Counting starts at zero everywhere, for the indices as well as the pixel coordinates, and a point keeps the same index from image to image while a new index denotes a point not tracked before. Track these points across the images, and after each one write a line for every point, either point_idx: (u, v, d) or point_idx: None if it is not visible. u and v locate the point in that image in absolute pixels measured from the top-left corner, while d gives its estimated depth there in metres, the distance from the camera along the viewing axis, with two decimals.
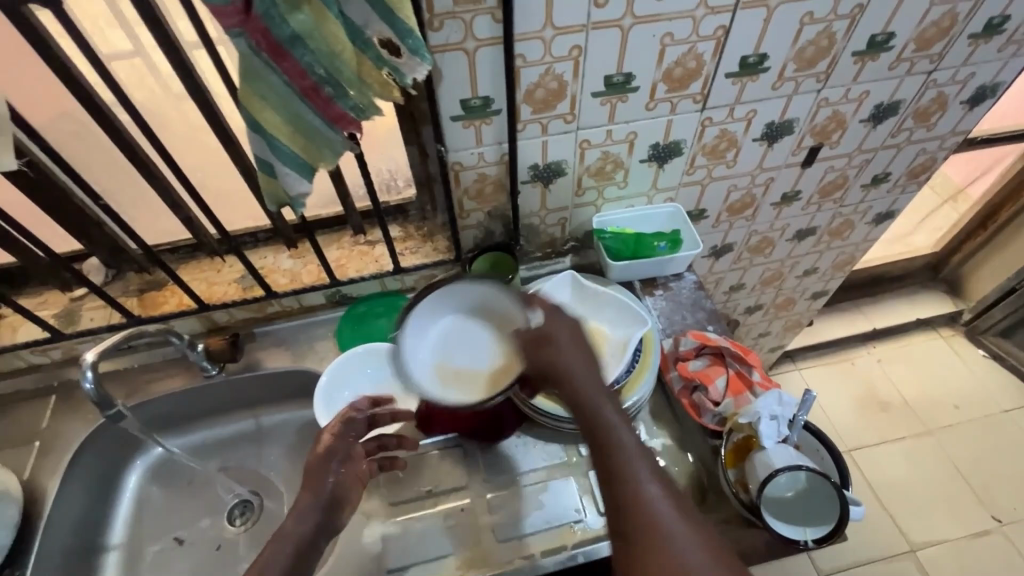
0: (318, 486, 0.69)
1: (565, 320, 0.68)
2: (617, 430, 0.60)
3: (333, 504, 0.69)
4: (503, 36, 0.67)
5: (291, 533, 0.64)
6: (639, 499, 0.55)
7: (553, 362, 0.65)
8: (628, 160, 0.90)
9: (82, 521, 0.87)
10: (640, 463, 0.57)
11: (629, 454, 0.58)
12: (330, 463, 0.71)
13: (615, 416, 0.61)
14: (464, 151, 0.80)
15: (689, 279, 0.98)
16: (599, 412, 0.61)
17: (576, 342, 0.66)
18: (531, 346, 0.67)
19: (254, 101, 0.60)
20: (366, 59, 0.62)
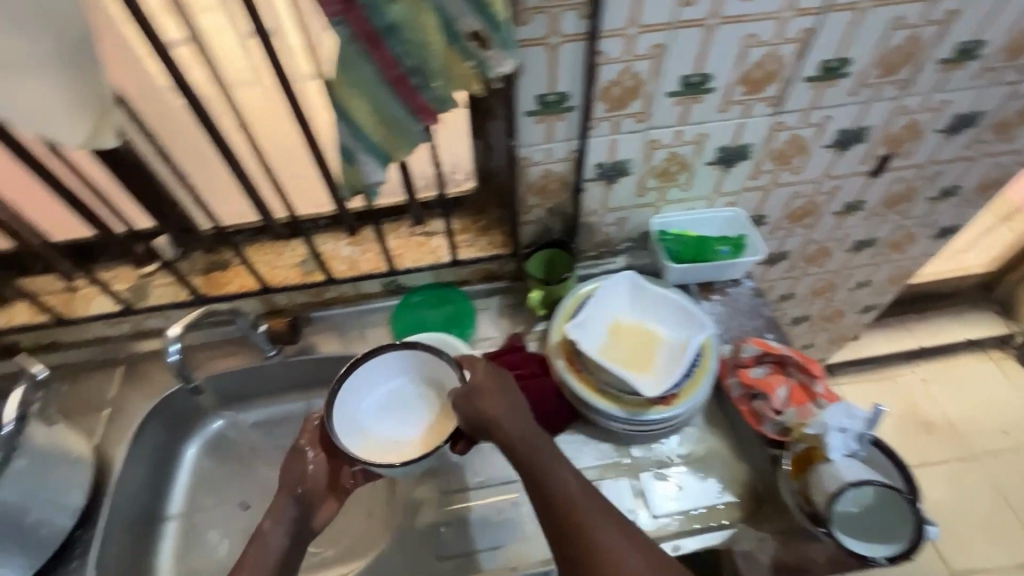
0: (296, 481, 0.72)
1: (490, 369, 0.71)
2: (552, 471, 0.65)
3: (307, 499, 0.72)
4: (588, 32, 0.67)
5: (268, 537, 0.69)
6: (581, 535, 0.61)
7: (483, 416, 0.67)
8: (695, 162, 0.89)
9: (144, 490, 0.90)
10: (579, 500, 0.63)
11: (569, 496, 0.63)
12: (307, 457, 0.73)
13: (547, 456, 0.66)
14: (534, 147, 0.80)
15: (747, 285, 0.97)
16: (535, 460, 0.65)
17: (504, 389, 0.70)
18: (462, 400, 0.69)
19: (345, 88, 0.61)
20: (454, 51, 0.62)
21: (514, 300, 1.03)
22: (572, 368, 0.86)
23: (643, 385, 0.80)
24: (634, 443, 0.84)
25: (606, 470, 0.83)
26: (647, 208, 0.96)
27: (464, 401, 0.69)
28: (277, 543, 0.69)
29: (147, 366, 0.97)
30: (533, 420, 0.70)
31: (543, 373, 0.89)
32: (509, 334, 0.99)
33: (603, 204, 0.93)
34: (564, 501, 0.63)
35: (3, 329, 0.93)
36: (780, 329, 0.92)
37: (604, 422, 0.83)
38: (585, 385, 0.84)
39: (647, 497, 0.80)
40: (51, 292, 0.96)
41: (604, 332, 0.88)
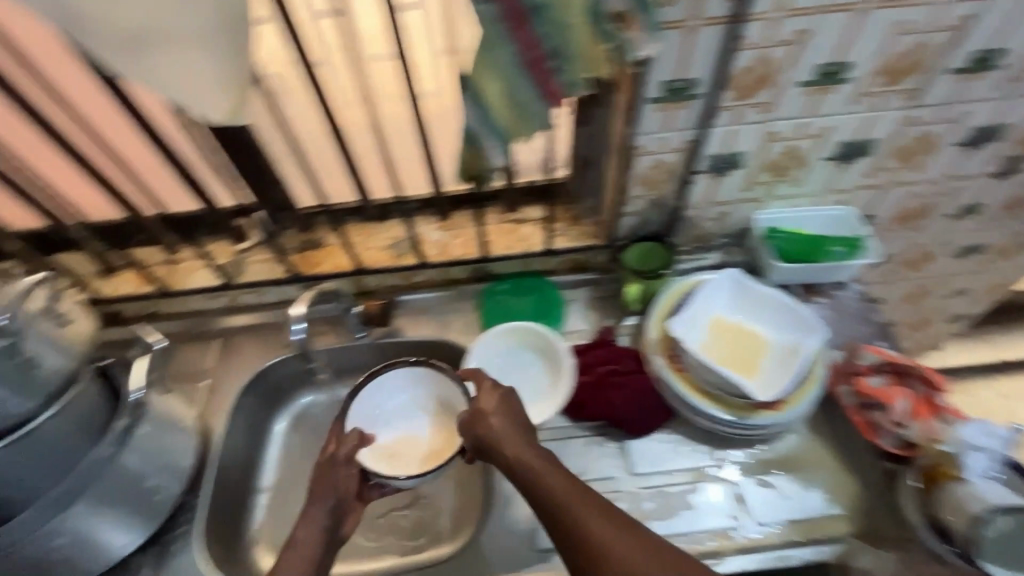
0: (331, 489, 0.74)
1: (494, 390, 0.75)
2: (552, 482, 0.65)
3: (338, 507, 0.74)
4: (733, 15, 0.63)
5: (304, 543, 0.69)
6: (588, 544, 0.59)
7: (487, 436, 0.71)
8: (813, 157, 0.84)
9: (239, 461, 0.92)
10: (582, 510, 0.62)
11: (572, 506, 0.62)
12: (341, 468, 0.76)
13: (547, 470, 0.66)
14: (650, 135, 0.77)
15: (854, 289, 0.92)
16: (536, 474, 0.66)
17: (506, 408, 0.73)
18: (467, 422, 0.74)
19: (482, 69, 0.60)
20: (595, 32, 0.59)
21: (601, 292, 1.01)
22: (675, 367, 0.83)
23: (752, 389, 0.77)
24: (734, 447, 0.82)
25: (707, 473, 0.80)
26: (752, 203, 0.92)
27: (470, 423, 0.73)
28: (313, 549, 0.69)
29: (242, 340, 0.99)
30: (531, 436, 0.71)
31: (637, 368, 0.86)
32: (597, 329, 0.97)
33: (708, 197, 0.89)
34: (565, 511, 0.62)
35: (110, 298, 0.97)
36: (893, 336, 0.88)
37: (705, 423, 0.81)
38: (687, 385, 0.82)
39: (749, 502, 0.77)
40: (154, 264, 0.99)
41: (705, 331, 0.85)
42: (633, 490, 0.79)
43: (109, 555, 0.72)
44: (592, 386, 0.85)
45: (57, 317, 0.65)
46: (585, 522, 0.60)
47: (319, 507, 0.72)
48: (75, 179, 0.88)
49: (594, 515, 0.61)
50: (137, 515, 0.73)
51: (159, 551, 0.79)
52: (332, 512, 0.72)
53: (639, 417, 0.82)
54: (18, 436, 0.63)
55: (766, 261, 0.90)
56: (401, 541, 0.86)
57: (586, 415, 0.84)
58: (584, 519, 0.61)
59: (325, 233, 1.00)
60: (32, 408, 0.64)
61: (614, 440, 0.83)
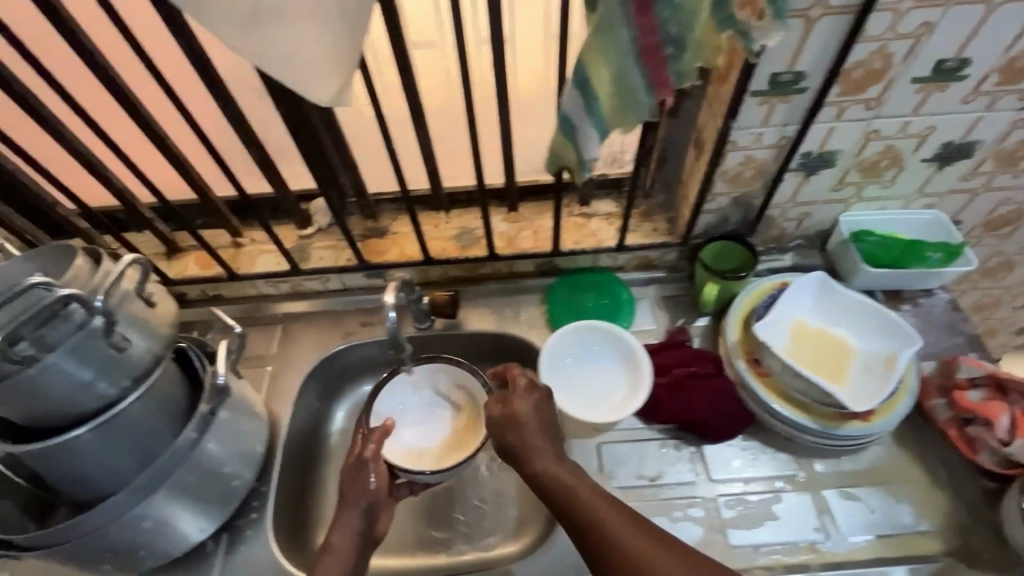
0: (361, 490, 0.74)
1: (529, 395, 0.73)
2: (578, 492, 0.65)
3: (372, 508, 0.74)
4: (859, 5, 0.60)
5: (341, 545, 0.70)
6: (617, 553, 0.59)
7: (514, 443, 0.70)
8: (910, 157, 0.80)
9: (302, 450, 0.91)
10: (610, 519, 0.62)
11: (600, 516, 0.62)
12: (371, 468, 0.75)
13: (573, 479, 0.66)
14: (746, 130, 0.74)
15: (942, 297, 0.88)
16: (563, 484, 0.66)
17: (536, 413, 0.72)
18: (502, 426, 0.72)
19: (594, 56, 0.58)
20: (715, 19, 0.56)
21: (671, 291, 0.97)
22: (755, 371, 0.81)
23: (846, 399, 0.74)
24: (817, 457, 0.79)
25: (788, 482, 0.77)
26: (838, 204, 0.88)
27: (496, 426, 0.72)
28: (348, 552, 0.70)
29: (304, 327, 0.98)
30: (558, 447, 0.71)
31: (717, 372, 0.84)
32: (668, 329, 0.93)
33: (794, 196, 0.86)
34: (593, 520, 0.62)
35: (176, 280, 0.96)
36: (986, 348, 0.84)
37: (788, 430, 0.78)
38: (771, 391, 0.79)
39: (836, 515, 0.74)
40: (219, 247, 0.98)
41: (790, 335, 0.82)
42: (712, 496, 0.77)
43: (184, 540, 0.72)
44: (667, 388, 0.83)
45: (147, 298, 0.65)
46: (613, 531, 0.61)
47: (353, 509, 0.73)
48: (159, 163, 0.94)
49: (622, 526, 0.61)
50: (211, 500, 0.72)
51: (230, 535, 0.79)
52: (365, 515, 0.72)
53: (718, 422, 0.79)
54: (108, 417, 0.62)
55: (849, 267, 0.88)
56: (468, 535, 0.85)
57: (662, 417, 0.81)
58: (612, 528, 0.61)
59: (389, 220, 0.99)
60: (121, 389, 0.64)
61: (692, 445, 0.81)
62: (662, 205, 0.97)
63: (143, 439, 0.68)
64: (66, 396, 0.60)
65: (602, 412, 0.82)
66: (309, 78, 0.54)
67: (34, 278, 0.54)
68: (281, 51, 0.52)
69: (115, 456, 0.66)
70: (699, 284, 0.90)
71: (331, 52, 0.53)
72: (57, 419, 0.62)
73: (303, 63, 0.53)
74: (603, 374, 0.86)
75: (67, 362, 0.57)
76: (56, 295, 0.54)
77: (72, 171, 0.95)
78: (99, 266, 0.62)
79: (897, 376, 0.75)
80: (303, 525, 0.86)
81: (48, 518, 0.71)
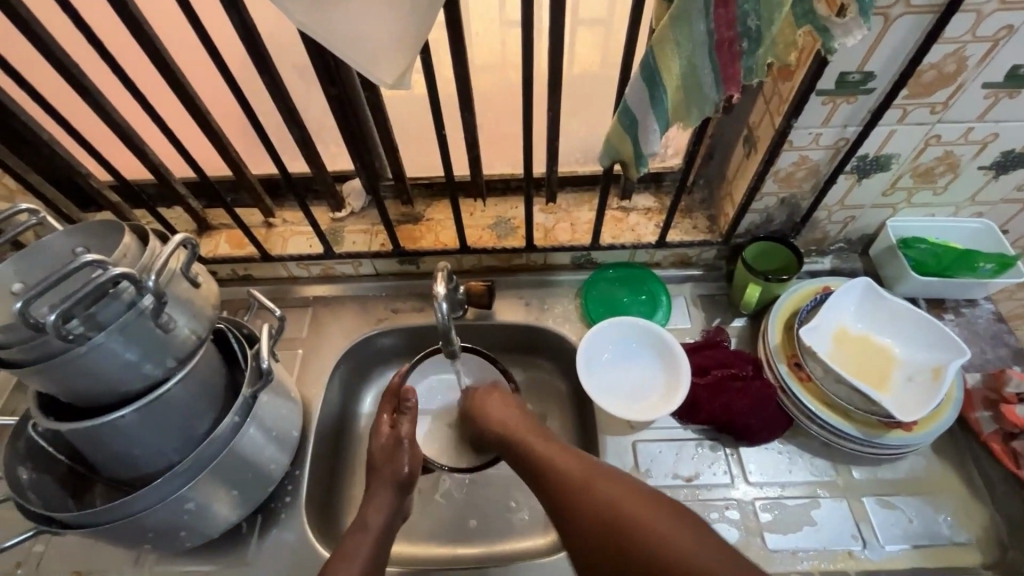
0: (396, 471, 0.73)
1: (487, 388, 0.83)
2: (540, 448, 0.70)
3: (406, 488, 0.74)
4: (942, 5, 0.58)
5: (375, 524, 0.70)
6: (564, 485, 0.63)
7: (491, 424, 0.77)
8: (967, 165, 0.78)
9: (332, 434, 0.90)
10: (563, 463, 0.66)
11: (556, 462, 0.66)
12: (406, 452, 0.74)
13: (538, 441, 0.71)
14: (805, 130, 0.73)
15: (987, 307, 0.88)
16: (532, 443, 0.71)
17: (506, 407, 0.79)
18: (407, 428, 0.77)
19: (667, 47, 0.56)
20: (793, 14, 0.54)
21: (707, 290, 0.96)
22: (796, 376, 0.80)
23: (891, 408, 0.73)
24: (854, 464, 0.79)
25: (825, 488, 0.77)
26: (886, 208, 0.86)
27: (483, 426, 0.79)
28: (379, 532, 0.70)
29: (334, 311, 0.97)
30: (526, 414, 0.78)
31: (756, 375, 0.83)
32: (704, 328, 0.92)
33: (842, 200, 0.84)
34: (548, 466, 0.66)
35: (208, 258, 0.94)
36: None
37: (827, 436, 0.78)
38: (813, 397, 0.79)
39: (873, 522, 0.74)
40: (252, 226, 0.97)
41: (831, 340, 0.82)
42: (749, 499, 0.76)
43: (220, 522, 0.73)
44: (706, 389, 0.82)
45: (192, 279, 0.63)
46: (566, 471, 0.64)
47: (387, 492, 0.72)
48: (202, 142, 0.95)
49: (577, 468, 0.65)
50: (243, 481, 0.73)
51: (264, 517, 0.79)
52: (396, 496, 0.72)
53: (756, 424, 0.79)
54: (154, 397, 0.62)
55: (894, 274, 0.88)
56: (500, 527, 0.85)
57: (700, 418, 0.81)
58: (566, 469, 0.65)
59: (423, 207, 0.98)
60: (167, 369, 0.63)
61: (728, 446, 0.80)
62: (702, 202, 0.95)
63: (186, 420, 0.67)
64: (113, 375, 0.59)
65: (641, 408, 0.81)
66: (374, 61, 0.52)
67: (86, 255, 0.53)
68: (349, 33, 0.50)
69: (158, 436, 0.66)
70: (740, 284, 0.88)
71: (399, 32, 0.51)
72: (99, 399, 0.61)
73: (370, 45, 0.51)
74: (642, 373, 0.85)
75: (116, 341, 0.57)
76: (109, 273, 0.53)
77: (104, 139, 0.94)
78: (147, 245, 0.61)
79: (944, 387, 0.74)
80: (334, 510, 0.86)
81: (87, 494, 0.71)
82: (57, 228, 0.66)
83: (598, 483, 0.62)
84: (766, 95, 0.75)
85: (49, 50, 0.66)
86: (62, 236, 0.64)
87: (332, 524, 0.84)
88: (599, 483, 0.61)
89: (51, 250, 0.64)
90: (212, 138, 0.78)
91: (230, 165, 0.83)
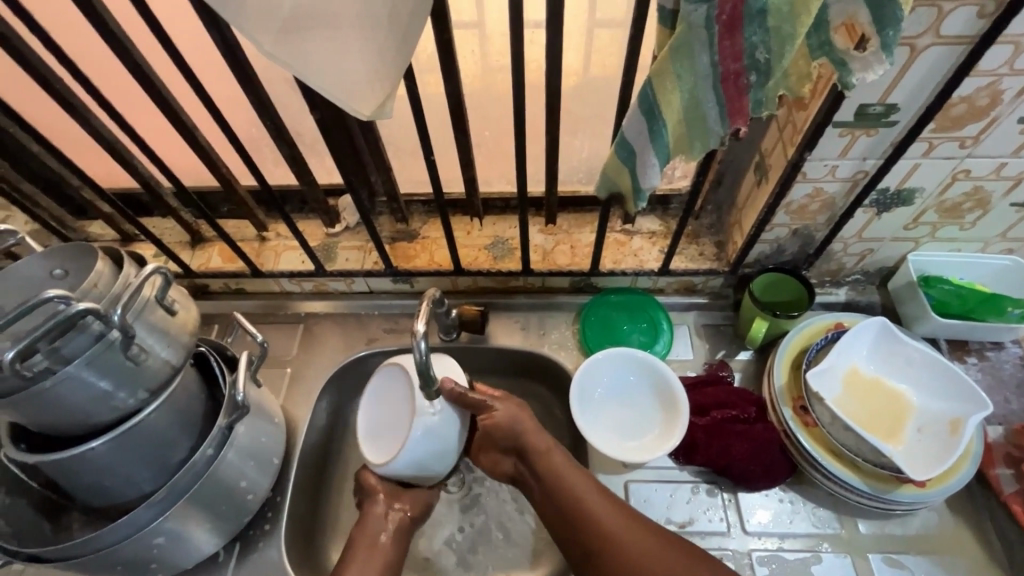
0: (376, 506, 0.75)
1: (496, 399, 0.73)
2: (575, 487, 0.67)
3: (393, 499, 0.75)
4: (977, 36, 0.53)
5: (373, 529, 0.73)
6: (595, 526, 0.64)
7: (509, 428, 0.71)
8: (998, 201, 0.72)
9: (319, 457, 0.88)
10: (608, 514, 0.65)
11: (600, 514, 0.65)
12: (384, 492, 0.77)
13: (580, 483, 0.67)
14: (820, 162, 0.67)
15: (1015, 351, 0.82)
16: (560, 474, 0.68)
17: (519, 420, 0.71)
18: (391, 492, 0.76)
19: (666, 79, 0.51)
20: (805, 46, 0.49)
21: (713, 320, 0.91)
22: (802, 422, 0.75)
23: (901, 463, 0.68)
24: (861, 517, 0.74)
25: (828, 542, 0.73)
26: (908, 242, 0.80)
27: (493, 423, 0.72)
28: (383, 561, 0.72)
29: (324, 329, 0.95)
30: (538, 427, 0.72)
31: (759, 418, 0.79)
32: (707, 362, 0.87)
33: (860, 232, 0.78)
34: (574, 496, 0.66)
35: (199, 273, 0.93)
36: None
37: (834, 487, 0.73)
38: (818, 444, 0.74)
39: None
40: (244, 240, 0.95)
41: (841, 383, 0.77)
42: (745, 551, 0.72)
43: (194, 552, 0.72)
44: (705, 430, 0.78)
45: (168, 306, 0.61)
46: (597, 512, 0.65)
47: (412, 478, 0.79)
48: (191, 166, 0.96)
49: (598, 499, 0.66)
50: (220, 510, 0.71)
51: (241, 545, 0.78)
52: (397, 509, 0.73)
53: (755, 470, 0.74)
54: (125, 428, 0.60)
55: (913, 312, 0.82)
56: (486, 563, 0.82)
57: (697, 460, 0.77)
58: (593, 508, 0.65)
59: (419, 223, 0.94)
60: (139, 400, 0.61)
61: (726, 491, 0.76)
62: (710, 227, 0.90)
63: (161, 451, 0.66)
64: (82, 408, 0.58)
65: (633, 449, 0.77)
66: (350, 92, 0.48)
67: (50, 289, 0.52)
68: (322, 62, 0.46)
69: (133, 465, 0.64)
70: (747, 318, 0.84)
71: (376, 63, 0.47)
72: (69, 430, 0.60)
73: (344, 74, 0.47)
74: (638, 411, 0.81)
75: (81, 375, 0.55)
76: (73, 308, 0.51)
77: (98, 157, 0.95)
78: (121, 271, 0.59)
79: (962, 444, 0.69)
80: (317, 538, 0.84)
81: (64, 518, 0.71)
82: (36, 249, 0.63)
83: (624, 528, 0.64)
84: (780, 122, 0.70)
85: (29, 65, 0.63)
86: (39, 261, 0.62)
87: (313, 552, 0.82)
88: (632, 533, 0.63)
89: (24, 276, 0.62)
90: (200, 155, 0.75)
91: (219, 180, 0.80)
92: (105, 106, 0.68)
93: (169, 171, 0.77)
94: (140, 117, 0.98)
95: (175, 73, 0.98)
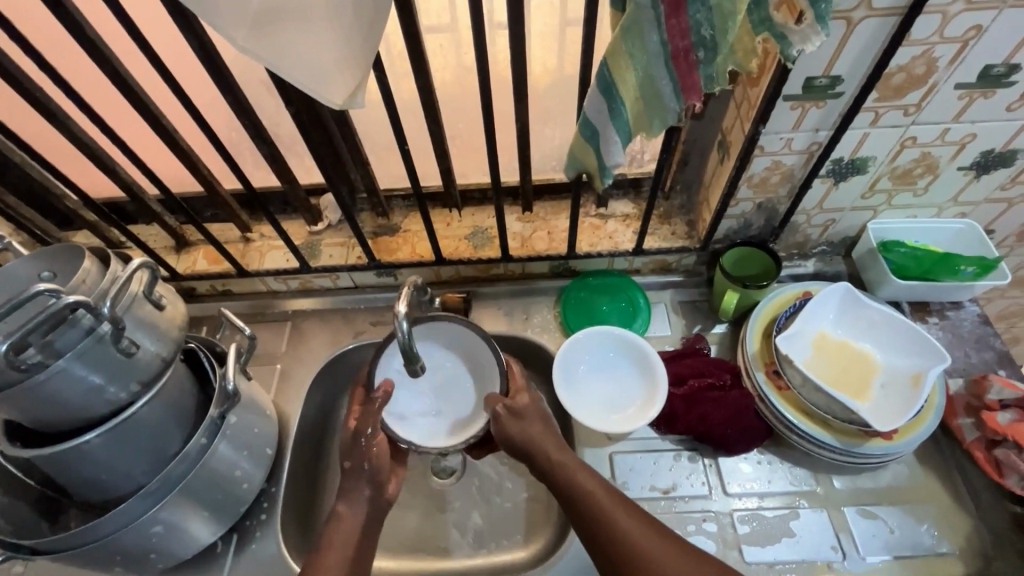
0: None
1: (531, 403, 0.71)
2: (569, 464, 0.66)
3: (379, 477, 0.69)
4: (906, 6, 0.57)
5: None
6: (586, 497, 0.64)
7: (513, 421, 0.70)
8: (946, 165, 0.76)
9: (312, 449, 0.90)
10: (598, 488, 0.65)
11: (622, 524, 0.62)
12: None
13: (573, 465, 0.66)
14: (776, 135, 0.71)
15: (973, 309, 0.86)
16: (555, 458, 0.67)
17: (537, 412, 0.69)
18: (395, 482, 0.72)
19: (620, 58, 0.54)
20: (748, 21, 0.52)
21: (688, 296, 0.94)
22: (775, 385, 0.79)
23: (869, 417, 0.72)
24: (835, 473, 0.77)
25: (805, 498, 0.76)
26: (867, 210, 0.84)
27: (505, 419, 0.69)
28: None
29: (312, 324, 0.97)
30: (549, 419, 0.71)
31: (735, 385, 0.82)
32: (685, 336, 0.90)
33: (821, 203, 0.82)
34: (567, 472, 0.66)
35: (185, 275, 0.94)
36: (1017, 365, 0.82)
37: (809, 446, 0.76)
38: (792, 406, 0.77)
39: (853, 534, 0.73)
40: (229, 241, 0.97)
41: (811, 347, 0.81)
42: (727, 511, 0.75)
43: (193, 542, 0.73)
44: (683, 398, 0.81)
45: (156, 301, 0.63)
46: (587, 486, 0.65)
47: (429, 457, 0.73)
48: (172, 174, 0.99)
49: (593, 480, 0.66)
50: (216, 500, 0.73)
51: (239, 535, 0.80)
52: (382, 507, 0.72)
53: (732, 434, 0.77)
54: (119, 420, 0.62)
55: (876, 277, 0.86)
56: (481, 540, 0.84)
57: (678, 429, 0.80)
58: (585, 483, 0.65)
59: (400, 217, 0.97)
60: (131, 393, 0.63)
61: (707, 456, 0.79)
62: (681, 207, 0.93)
63: (156, 443, 0.68)
64: (75, 401, 0.59)
65: (616, 420, 0.80)
66: (321, 82, 0.51)
67: (40, 283, 0.53)
68: (292, 53, 0.49)
69: (128, 459, 0.66)
70: (719, 291, 0.87)
71: (343, 52, 0.50)
72: (63, 425, 0.61)
73: (314, 65, 0.50)
74: (619, 386, 0.84)
75: (73, 369, 0.57)
76: (62, 301, 0.53)
77: (80, 167, 0.97)
78: (108, 268, 0.61)
79: (923, 395, 0.73)
80: (313, 527, 0.86)
81: (62, 517, 0.72)
82: (24, 252, 0.65)
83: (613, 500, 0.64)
84: (737, 100, 0.73)
85: (8, 74, 0.65)
86: (27, 262, 0.64)
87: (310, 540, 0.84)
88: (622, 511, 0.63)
89: (11, 279, 0.64)
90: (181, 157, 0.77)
91: (201, 182, 0.82)
92: (85, 111, 0.70)
93: (150, 174, 0.79)
94: (122, 127, 1.00)
95: (155, 83, 1.01)
